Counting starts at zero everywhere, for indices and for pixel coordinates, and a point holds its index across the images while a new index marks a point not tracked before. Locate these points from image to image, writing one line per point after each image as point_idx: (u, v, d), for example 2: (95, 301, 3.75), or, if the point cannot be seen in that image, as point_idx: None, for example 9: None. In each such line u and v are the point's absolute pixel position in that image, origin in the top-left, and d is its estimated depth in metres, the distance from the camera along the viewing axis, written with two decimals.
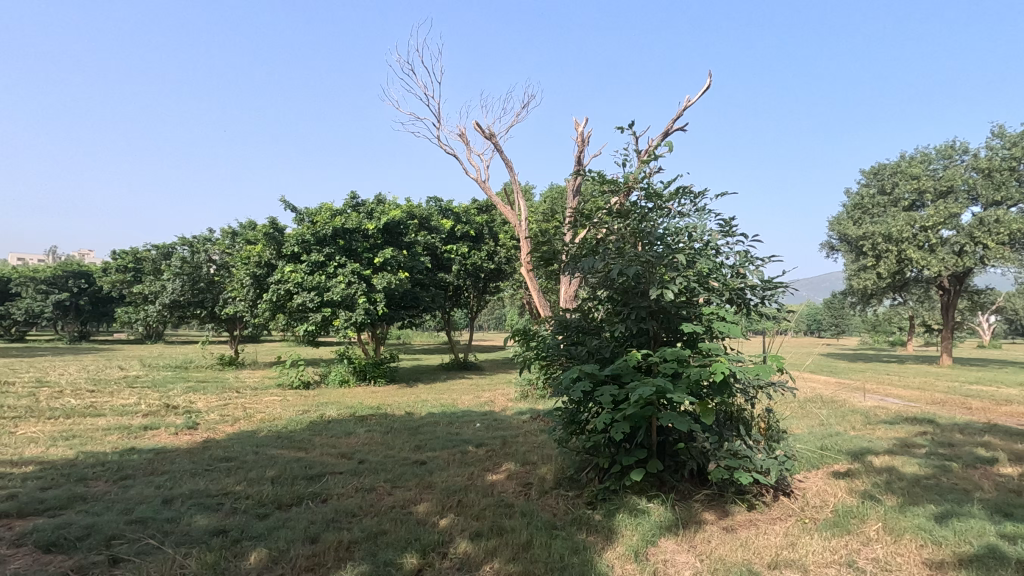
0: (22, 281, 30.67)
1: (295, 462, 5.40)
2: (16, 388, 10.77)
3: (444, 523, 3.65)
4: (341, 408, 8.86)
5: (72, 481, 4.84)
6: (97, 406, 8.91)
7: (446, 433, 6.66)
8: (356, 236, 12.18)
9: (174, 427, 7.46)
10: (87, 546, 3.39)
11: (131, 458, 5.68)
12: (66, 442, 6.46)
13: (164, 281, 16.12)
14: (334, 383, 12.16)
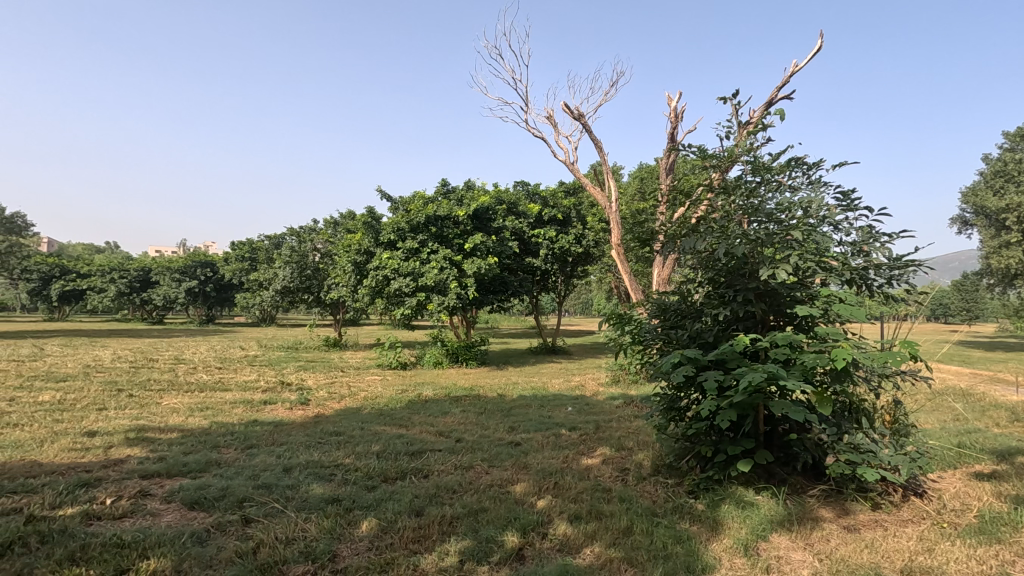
0: (161, 271, 35.01)
1: (398, 438, 5.69)
2: (160, 364, 12.27)
3: (542, 504, 3.68)
4: (436, 389, 9.21)
5: (208, 447, 5.42)
6: (224, 382, 9.94)
7: (539, 416, 6.73)
8: (447, 222, 12.51)
9: (289, 402, 8.15)
10: (223, 505, 3.78)
11: (255, 429, 6.26)
12: (202, 412, 7.27)
13: (277, 269, 17.58)
14: (429, 365, 12.67)
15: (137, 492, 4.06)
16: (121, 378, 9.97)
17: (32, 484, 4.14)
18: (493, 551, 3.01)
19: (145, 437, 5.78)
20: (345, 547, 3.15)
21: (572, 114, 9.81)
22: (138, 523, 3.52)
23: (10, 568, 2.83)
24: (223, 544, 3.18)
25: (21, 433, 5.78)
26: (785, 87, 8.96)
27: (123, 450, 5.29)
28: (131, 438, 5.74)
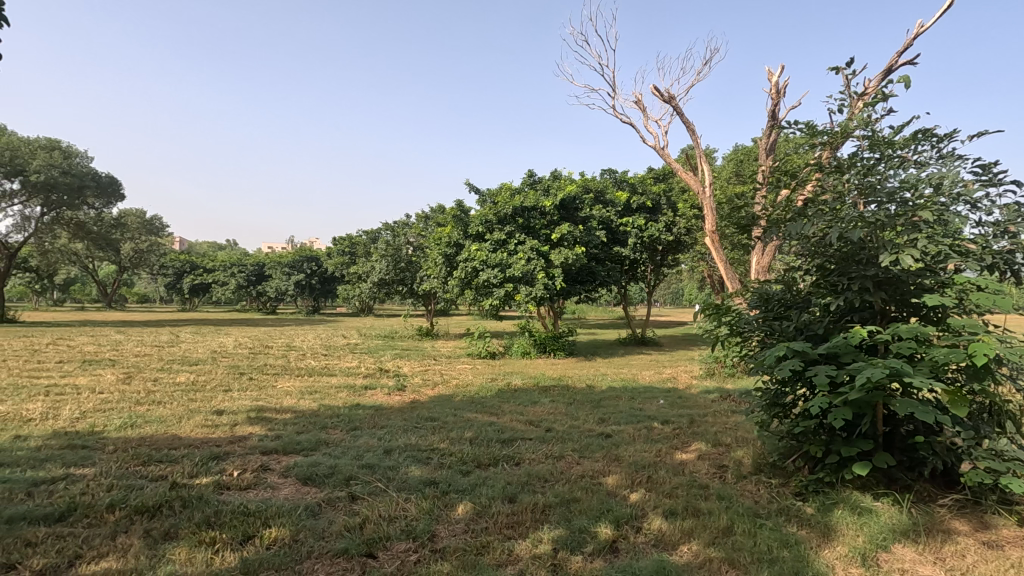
0: (274, 265, 38.28)
1: (489, 425, 5.83)
2: (274, 350, 13.43)
3: (635, 497, 3.62)
4: (525, 378, 9.33)
5: (317, 428, 5.87)
6: (329, 368, 10.70)
7: (629, 408, 6.61)
8: (534, 213, 12.58)
9: (387, 388, 8.62)
10: (332, 482, 4.07)
11: (358, 412, 6.68)
12: (311, 395, 7.88)
13: (374, 262, 18.58)
14: (517, 355, 12.85)
15: (259, 466, 4.49)
16: (243, 363, 11.04)
17: (174, 454, 4.69)
18: (586, 542, 3.00)
19: (263, 417, 6.37)
20: (442, 528, 3.28)
21: (662, 96, 9.42)
22: (260, 494, 3.88)
23: (160, 527, 3.24)
24: (332, 518, 3.42)
25: (163, 409, 6.58)
26: (907, 51, 8.04)
27: (246, 428, 5.86)
28: (252, 417, 6.34)
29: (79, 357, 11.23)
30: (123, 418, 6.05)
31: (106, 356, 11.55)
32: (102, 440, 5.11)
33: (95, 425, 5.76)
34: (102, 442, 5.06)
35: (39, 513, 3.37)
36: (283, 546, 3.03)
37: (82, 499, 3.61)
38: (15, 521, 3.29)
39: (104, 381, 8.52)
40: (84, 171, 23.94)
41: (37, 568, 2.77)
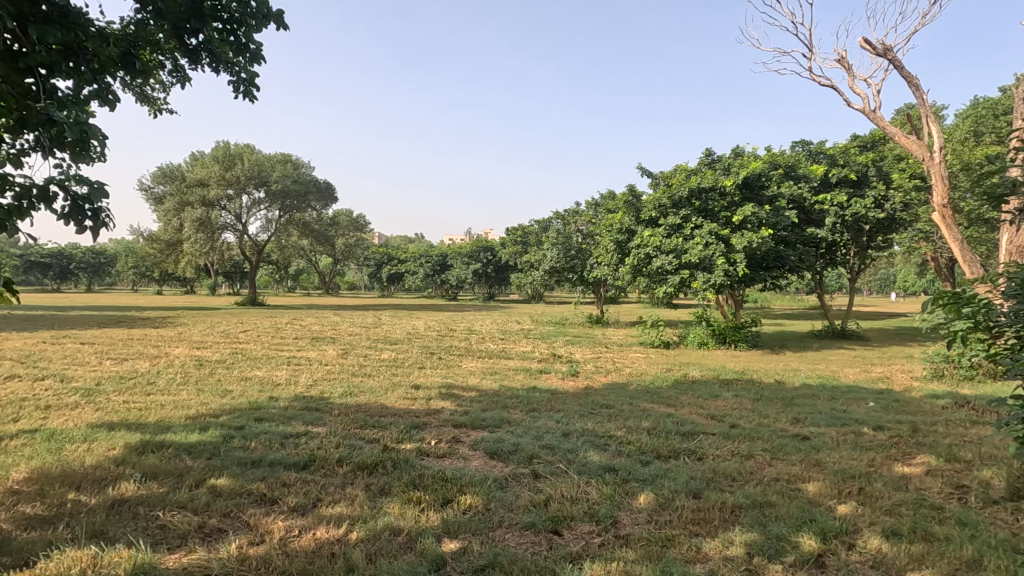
0: (456, 256, 41.73)
1: (668, 417, 5.64)
2: (458, 334, 14.67)
3: (844, 510, 3.21)
4: (703, 370, 8.84)
5: (499, 407, 6.26)
6: (507, 351, 11.34)
7: (831, 409, 5.87)
8: (713, 194, 11.79)
9: (561, 373, 8.86)
10: (516, 459, 4.31)
11: (535, 395, 6.98)
12: (493, 376, 8.44)
13: (546, 250, 19.14)
14: (693, 345, 12.22)
15: (452, 438, 4.94)
16: (432, 344, 12.26)
17: (384, 421, 5.40)
18: (787, 552, 2.75)
19: (453, 393, 6.99)
20: (625, 514, 3.27)
21: (874, 49, 7.99)
22: (455, 463, 4.28)
23: (377, 483, 3.76)
24: (518, 493, 3.62)
25: (373, 382, 7.61)
26: None
27: (439, 402, 6.49)
28: (443, 393, 7.00)
29: (309, 334, 13.54)
30: (343, 387, 7.12)
31: (328, 334, 13.75)
32: (330, 405, 6.09)
33: (324, 391, 6.89)
34: (329, 407, 6.04)
35: (290, 461, 4.14)
36: (477, 513, 3.30)
37: (318, 453, 4.34)
38: (275, 465, 4.08)
39: (327, 355, 10.14)
40: (308, 180, 28.62)
41: (292, 505, 3.41)
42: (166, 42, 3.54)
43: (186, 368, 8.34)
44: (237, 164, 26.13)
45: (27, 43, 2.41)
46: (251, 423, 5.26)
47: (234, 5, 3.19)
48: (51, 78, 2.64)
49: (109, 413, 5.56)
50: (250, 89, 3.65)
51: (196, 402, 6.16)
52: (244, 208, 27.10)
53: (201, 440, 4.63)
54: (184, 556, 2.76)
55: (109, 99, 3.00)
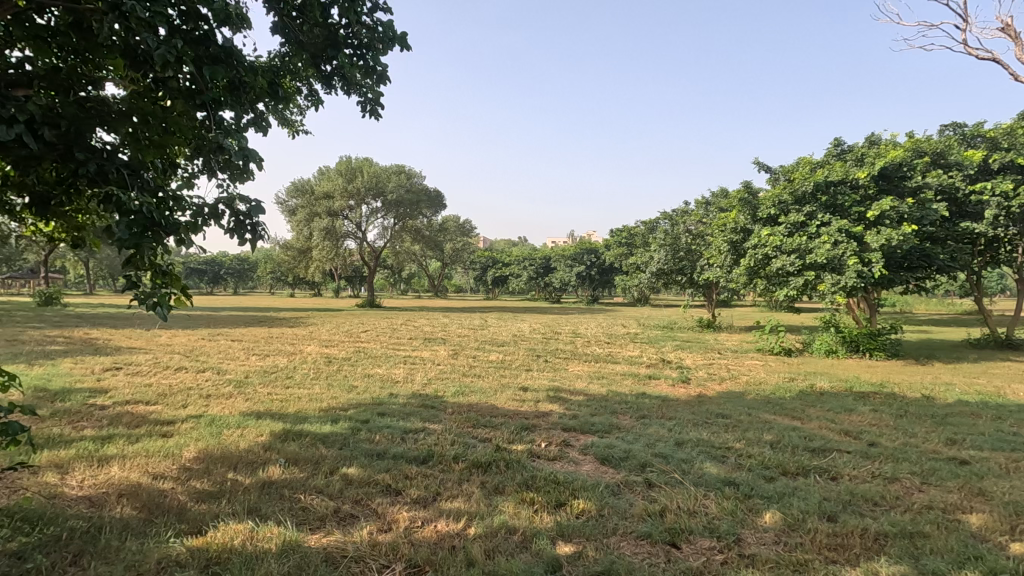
0: (560, 258, 41.86)
1: (793, 430, 5.23)
2: (563, 337, 14.67)
3: (1020, 549, 2.78)
4: (833, 381, 8.09)
5: (608, 412, 6.18)
6: (613, 355, 11.18)
7: (996, 431, 5.10)
8: (843, 188, 10.75)
9: (671, 379, 8.55)
10: (628, 466, 4.23)
11: (645, 401, 6.79)
12: (600, 380, 8.36)
13: (653, 252, 18.62)
14: (820, 353, 11.23)
15: (562, 441, 4.96)
16: (539, 346, 12.38)
17: (495, 421, 5.56)
18: None
19: (561, 396, 7.02)
20: (749, 532, 3.09)
21: None
22: (566, 466, 4.30)
23: (492, 481, 3.88)
24: (632, 501, 3.56)
25: (483, 383, 7.85)
26: None
27: (547, 405, 6.54)
28: (551, 396, 7.05)
29: (422, 335, 14.25)
30: (455, 387, 7.43)
31: (440, 335, 14.38)
32: (444, 404, 6.39)
33: (438, 390, 7.23)
34: (443, 405, 6.33)
35: (411, 455, 4.40)
36: (591, 518, 3.28)
37: (436, 448, 4.57)
38: (398, 458, 4.36)
39: (440, 355, 10.63)
40: (420, 188, 30.27)
41: (414, 497, 3.62)
42: (304, 70, 3.91)
43: (317, 364, 9.15)
44: (358, 177, 28.36)
45: (202, 83, 2.80)
46: (374, 418, 5.66)
47: (363, 33, 3.46)
48: (219, 110, 3.04)
49: (256, 404, 6.26)
50: (375, 108, 3.92)
51: (327, 396, 6.75)
52: (363, 217, 29.30)
53: (332, 431, 5.06)
54: (323, 537, 3.04)
55: (263, 125, 3.39)
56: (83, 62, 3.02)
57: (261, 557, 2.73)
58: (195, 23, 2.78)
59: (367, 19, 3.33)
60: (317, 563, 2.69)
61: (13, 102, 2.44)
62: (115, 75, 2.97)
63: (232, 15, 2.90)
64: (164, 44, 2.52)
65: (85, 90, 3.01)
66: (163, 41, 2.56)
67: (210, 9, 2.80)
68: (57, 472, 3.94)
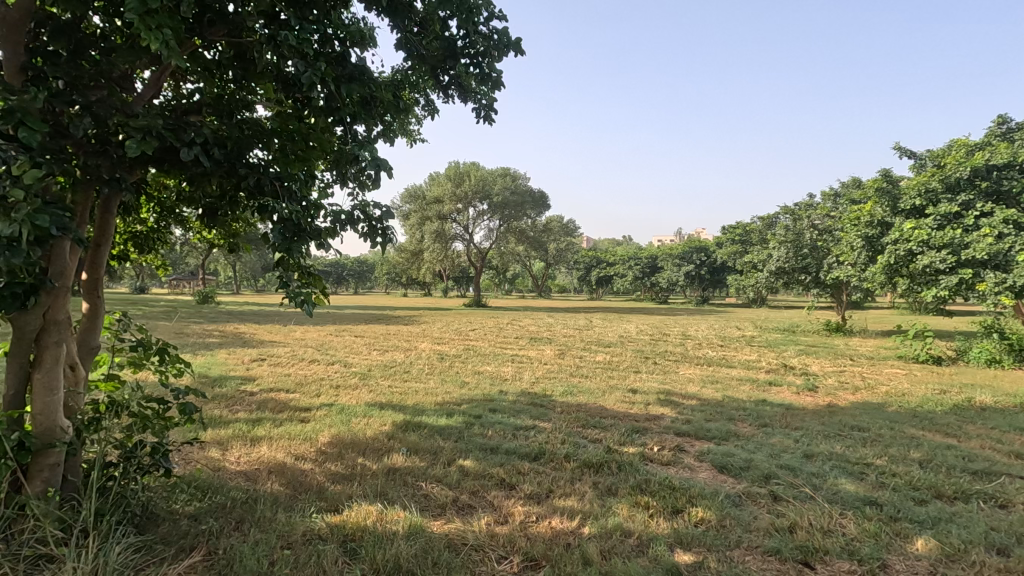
0: (667, 258, 40.45)
1: (947, 449, 4.61)
2: (672, 338, 14.13)
3: None
4: (996, 395, 7.02)
5: (725, 418, 5.87)
6: (728, 359, 10.59)
7: None
8: (1010, 172, 9.34)
9: (795, 386, 7.91)
10: (750, 476, 3.99)
11: (765, 408, 6.36)
12: (714, 385, 7.95)
13: (772, 249, 17.39)
14: (978, 362, 9.80)
15: (675, 446, 4.80)
16: (647, 348, 12.04)
17: (605, 422, 5.51)
18: None
19: (672, 400, 6.78)
20: (897, 559, 2.78)
21: None
22: (681, 472, 4.15)
23: (604, 482, 3.85)
24: (756, 513, 3.35)
25: (591, 383, 7.80)
26: None
27: (658, 408, 6.36)
28: (662, 399, 6.83)
29: (528, 335, 14.46)
30: (564, 386, 7.46)
31: (545, 335, 14.50)
32: (553, 403, 6.44)
33: (546, 389, 7.30)
34: (552, 404, 6.38)
35: (523, 451, 4.49)
36: (712, 528, 3.14)
37: (547, 446, 4.62)
38: (510, 454, 4.47)
39: (546, 355, 10.72)
40: (525, 190, 30.77)
41: (528, 492, 3.69)
42: (423, 82, 4.12)
43: (431, 360, 9.65)
44: (466, 181, 29.56)
45: (339, 100, 3.08)
46: (486, 413, 5.85)
47: (480, 41, 3.59)
48: (352, 124, 3.32)
49: (379, 395, 6.73)
50: (488, 114, 4.01)
51: (441, 391, 7.09)
52: (471, 220, 30.45)
53: (448, 425, 5.31)
54: (445, 524, 3.20)
55: (388, 136, 3.65)
56: (239, 88, 3.42)
57: (391, 538, 2.94)
58: (333, 46, 3.06)
59: (484, 28, 3.45)
60: (441, 548, 2.84)
61: (191, 128, 2.83)
62: (266, 97, 3.34)
63: (364, 36, 3.16)
64: (310, 67, 2.79)
65: (241, 113, 3.41)
66: (308, 64, 2.83)
67: (346, 32, 3.07)
68: (219, 448, 4.53)
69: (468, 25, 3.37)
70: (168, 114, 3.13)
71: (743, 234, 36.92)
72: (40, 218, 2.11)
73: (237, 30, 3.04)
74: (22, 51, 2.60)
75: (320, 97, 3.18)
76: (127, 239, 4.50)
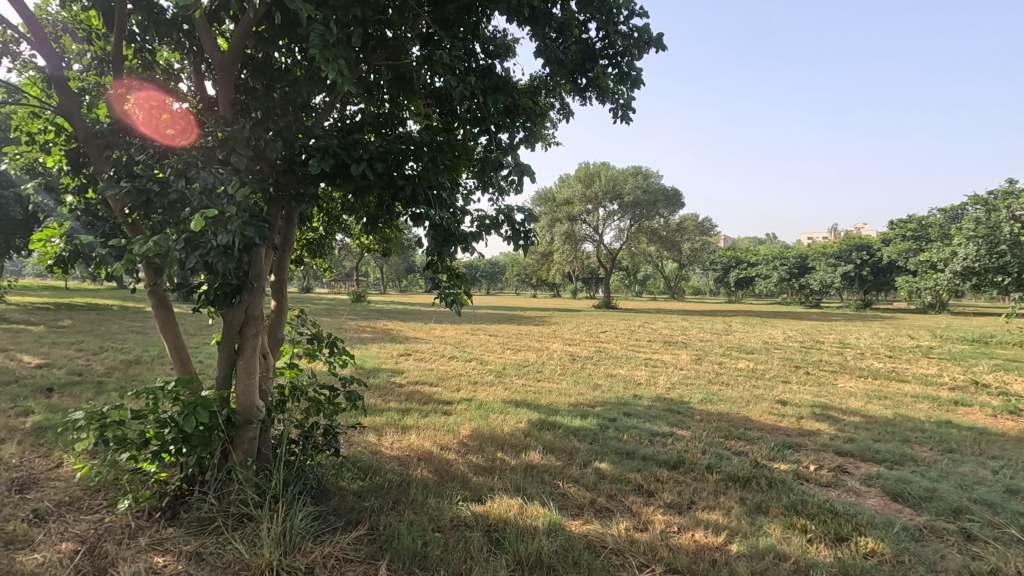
0: (819, 258, 36.59)
1: None
2: (828, 346, 12.73)
3: None
4: None
5: (897, 439, 5.15)
6: (899, 372, 9.29)
7: None
8: None
9: (990, 408, 6.69)
10: (933, 508, 3.47)
11: (951, 431, 5.47)
12: (882, 401, 7.02)
13: (957, 246, 14.91)
14: None
15: (836, 466, 4.33)
16: (797, 356, 10.99)
17: (751, 434, 5.14)
18: None
19: (829, 415, 6.11)
20: None
21: None
22: (843, 496, 3.74)
23: (753, 499, 3.59)
24: (944, 552, 2.90)
25: (733, 392, 7.32)
26: None
27: (813, 422, 5.78)
28: (817, 413, 6.19)
29: (662, 338, 13.98)
30: (703, 394, 7.10)
31: (680, 339, 13.87)
32: (691, 410, 6.16)
33: (683, 395, 7.00)
34: (690, 411, 6.10)
35: (661, 458, 4.36)
36: (885, 563, 2.78)
37: (687, 455, 4.43)
38: (648, 460, 4.35)
39: (682, 360, 10.27)
40: (658, 189, 29.79)
41: (669, 501, 3.56)
42: (559, 86, 4.16)
43: (563, 361, 9.74)
44: (596, 181, 29.42)
45: (485, 111, 3.25)
46: (621, 417, 5.76)
47: (619, 42, 3.56)
48: (496, 133, 3.48)
49: (514, 393, 6.96)
50: (627, 113, 3.91)
51: (574, 392, 7.13)
52: (601, 220, 30.22)
53: (583, 426, 5.32)
54: (583, 524, 3.22)
55: (529, 143, 3.76)
56: (392, 106, 3.74)
57: (533, 532, 3.02)
58: (480, 60, 3.23)
59: (624, 27, 3.41)
60: (581, 548, 2.86)
61: (360, 146, 3.16)
62: (417, 113, 3.62)
63: (509, 48, 3.29)
64: (461, 82, 2.98)
65: (395, 129, 3.73)
66: (458, 79, 3.02)
67: (491, 45, 3.24)
68: (375, 433, 5.00)
69: (608, 25, 3.36)
70: (338, 134, 3.53)
71: (916, 229, 32.12)
72: (248, 228, 2.49)
73: (395, 54, 3.34)
74: (232, 88, 3.10)
75: (467, 109, 3.37)
76: (303, 245, 5.16)
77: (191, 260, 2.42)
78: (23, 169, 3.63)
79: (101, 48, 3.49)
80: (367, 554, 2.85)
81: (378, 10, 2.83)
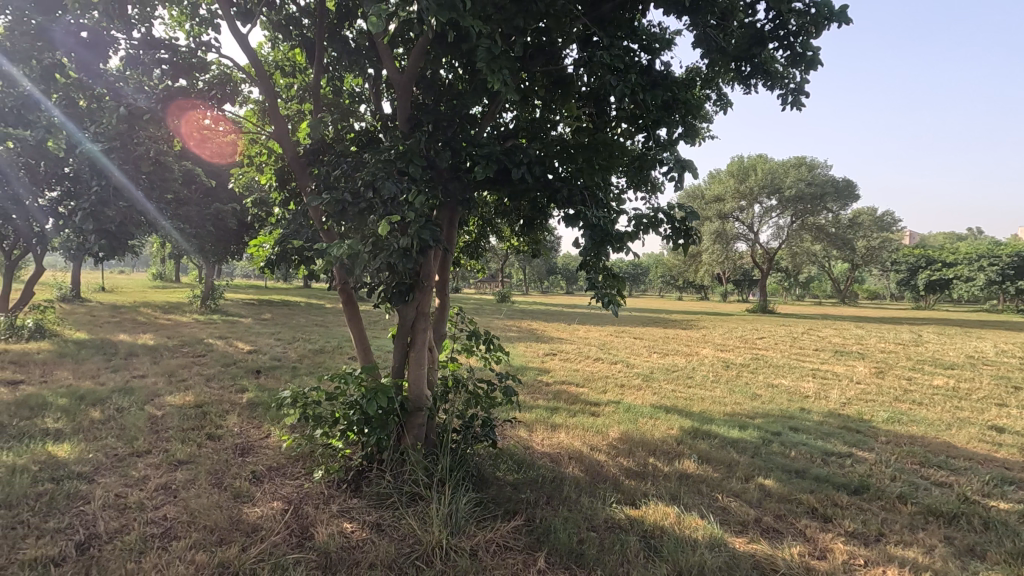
0: None
1: None
2: None
3: None
4: None
5: None
6: None
7: None
8: None
9: None
10: None
11: None
12: None
13: None
14: None
15: None
16: (1015, 374, 9.10)
17: (955, 464, 4.37)
18: None
19: None
20: None
21: None
22: None
23: (963, 539, 3.05)
24: None
25: (929, 412, 6.29)
26: None
27: None
28: None
29: (832, 347, 12.49)
30: (888, 412, 6.21)
31: (855, 349, 12.27)
32: (873, 429, 5.42)
33: (862, 412, 6.19)
34: (872, 431, 5.36)
35: (839, 481, 3.89)
36: None
37: (871, 480, 3.91)
38: (823, 481, 3.92)
39: (859, 372, 9.08)
40: (826, 180, 26.70)
41: (851, 530, 3.17)
42: (719, 75, 3.92)
43: (716, 367, 9.18)
44: (751, 176, 27.28)
45: (643, 108, 3.19)
46: (786, 431, 5.26)
47: (793, 20, 3.25)
48: (653, 130, 3.38)
49: (663, 398, 6.72)
50: (799, 98, 3.56)
51: (729, 400, 6.68)
52: (756, 217, 27.92)
53: (742, 438, 4.97)
54: (749, 543, 3.01)
55: (688, 137, 3.59)
56: (546, 111, 3.82)
57: (693, 544, 2.89)
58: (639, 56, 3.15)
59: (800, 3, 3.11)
60: (748, 568, 2.67)
61: (519, 151, 3.28)
62: (570, 116, 3.66)
63: (668, 40, 3.17)
64: (621, 80, 2.94)
65: (549, 132, 3.81)
66: (617, 77, 2.99)
67: (649, 40, 3.17)
68: (527, 429, 5.16)
69: (781, 3, 3.09)
70: (497, 141, 3.69)
71: None
72: (424, 232, 2.73)
73: (552, 60, 3.44)
74: (406, 105, 3.41)
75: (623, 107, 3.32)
76: (461, 248, 5.51)
77: (378, 261, 2.72)
78: (243, 186, 4.35)
79: (304, 80, 4.07)
80: (526, 544, 2.95)
81: (539, 18, 2.92)
